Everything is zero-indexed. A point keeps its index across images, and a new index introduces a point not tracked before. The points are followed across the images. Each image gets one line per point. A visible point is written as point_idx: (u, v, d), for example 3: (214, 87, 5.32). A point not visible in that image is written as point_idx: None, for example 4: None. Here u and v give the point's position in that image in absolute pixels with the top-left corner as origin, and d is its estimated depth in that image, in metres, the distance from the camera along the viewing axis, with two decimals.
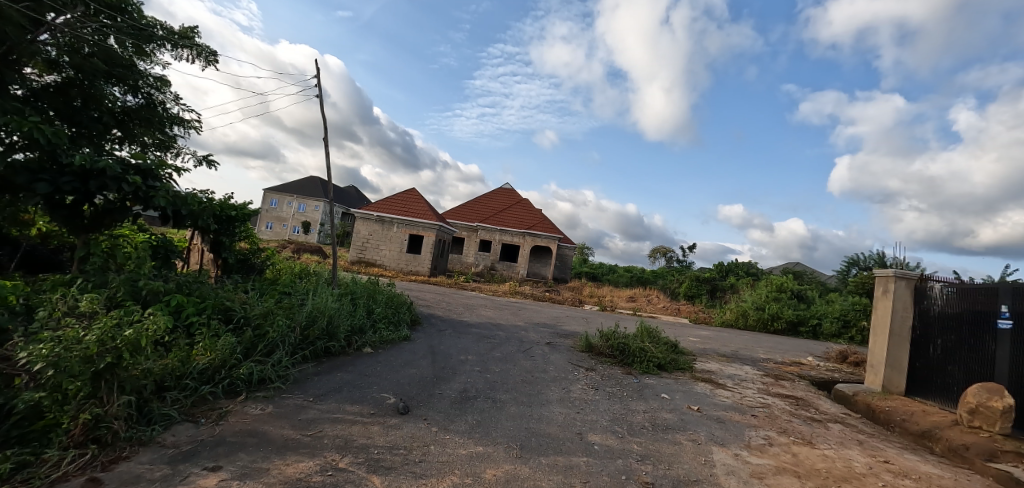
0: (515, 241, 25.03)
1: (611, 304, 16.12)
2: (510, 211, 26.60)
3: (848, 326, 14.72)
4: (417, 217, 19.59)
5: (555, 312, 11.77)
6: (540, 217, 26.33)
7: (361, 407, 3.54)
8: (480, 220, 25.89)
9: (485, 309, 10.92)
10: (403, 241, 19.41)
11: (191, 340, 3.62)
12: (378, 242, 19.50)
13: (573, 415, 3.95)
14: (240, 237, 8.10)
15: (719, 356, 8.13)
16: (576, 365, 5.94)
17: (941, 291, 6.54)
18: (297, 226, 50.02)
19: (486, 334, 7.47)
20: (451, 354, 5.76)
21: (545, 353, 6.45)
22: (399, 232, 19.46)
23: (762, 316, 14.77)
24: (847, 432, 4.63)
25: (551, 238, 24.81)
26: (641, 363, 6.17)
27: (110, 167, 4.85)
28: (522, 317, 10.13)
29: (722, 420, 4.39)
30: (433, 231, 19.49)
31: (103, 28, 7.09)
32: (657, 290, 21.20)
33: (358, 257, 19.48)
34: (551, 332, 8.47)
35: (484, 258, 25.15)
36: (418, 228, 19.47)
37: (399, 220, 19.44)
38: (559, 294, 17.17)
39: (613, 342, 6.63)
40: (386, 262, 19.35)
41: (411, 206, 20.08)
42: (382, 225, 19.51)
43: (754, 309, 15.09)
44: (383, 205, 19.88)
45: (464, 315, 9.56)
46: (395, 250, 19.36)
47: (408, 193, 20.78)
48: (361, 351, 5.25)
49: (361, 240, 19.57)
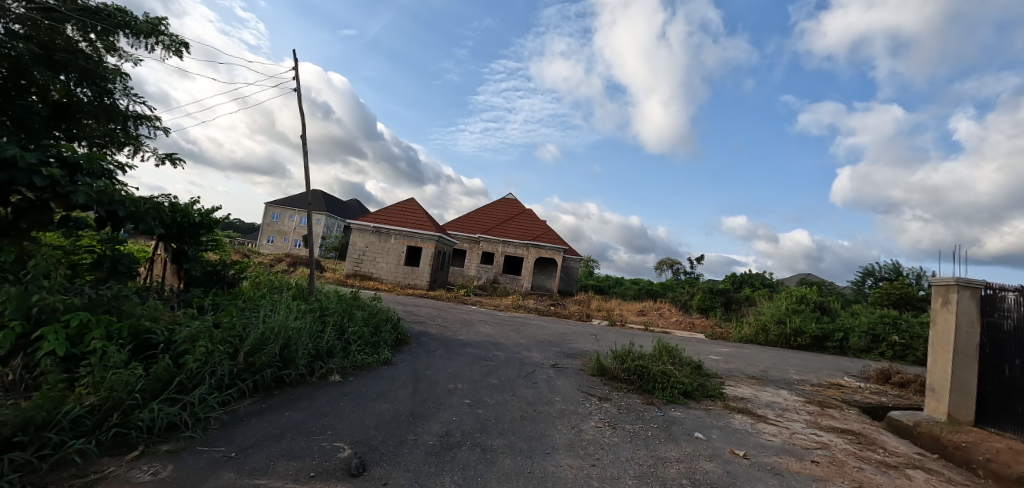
0: (519, 253, 24.13)
1: (621, 318, 15.08)
2: (513, 221, 25.70)
3: (877, 341, 13.73)
4: (415, 227, 18.72)
5: (561, 328, 10.76)
6: (544, 227, 25.41)
7: (299, 466, 2.60)
8: (482, 231, 25.02)
9: (484, 325, 9.96)
10: (401, 253, 18.50)
11: (75, 376, 2.76)
12: (375, 254, 18.56)
13: (587, 471, 2.99)
14: (208, 247, 7.22)
15: (749, 379, 7.15)
16: (587, 394, 4.99)
17: (1015, 302, 5.55)
18: (298, 240, 49.35)
19: (483, 354, 6.52)
20: (438, 382, 4.80)
21: (550, 379, 5.49)
22: (396, 243, 18.58)
23: (784, 331, 13.69)
24: (936, 485, 3.64)
25: (555, 250, 23.90)
26: (664, 390, 5.21)
27: (22, 156, 4.00)
28: (525, 334, 9.16)
29: (778, 470, 3.41)
30: (432, 242, 18.61)
31: (54, 12, 6.34)
32: (668, 303, 20.16)
33: (354, 270, 18.50)
34: (556, 351, 7.50)
35: (486, 271, 24.20)
36: (417, 239, 18.61)
37: (397, 231, 18.59)
38: (565, 308, 16.19)
39: (629, 365, 5.67)
40: (383, 275, 18.39)
41: (409, 217, 19.21)
42: (380, 236, 18.65)
43: (775, 323, 13.97)
44: (380, 216, 19.04)
45: (460, 332, 8.59)
46: (392, 263, 18.44)
47: (407, 203, 19.94)
48: (325, 381, 4.32)
49: (357, 252, 18.67)
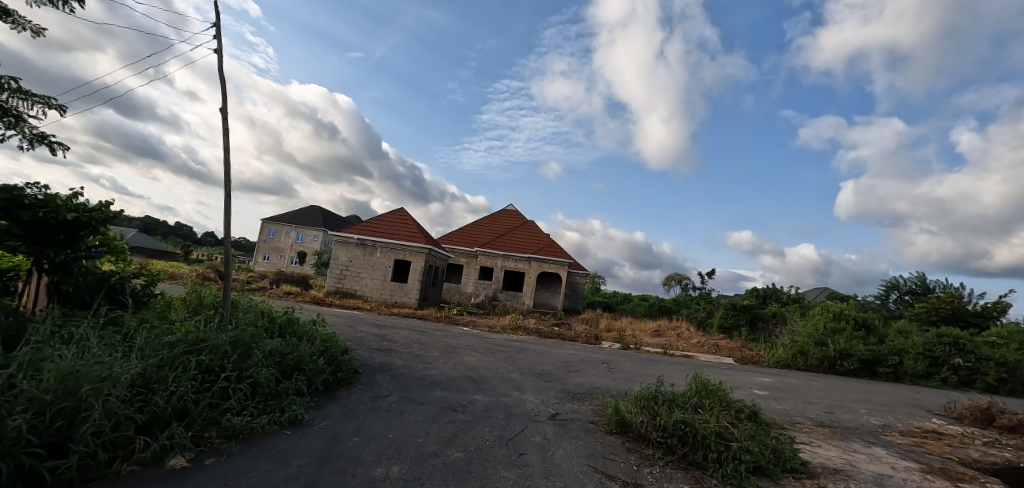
0: (519, 267, 22.30)
1: (634, 340, 13.14)
2: (513, 233, 23.89)
3: (937, 364, 11.86)
4: (402, 239, 16.89)
5: (565, 356, 8.86)
6: (547, 239, 23.58)
7: None
8: (480, 245, 23.24)
9: (470, 352, 8.11)
10: (387, 268, 16.64)
11: None
12: (359, 269, 16.75)
13: None
14: (97, 254, 5.53)
15: (822, 430, 5.28)
16: (606, 477, 3.16)
17: None
18: (293, 257, 47.71)
19: (456, 400, 4.69)
20: (364, 462, 2.97)
21: (549, 445, 3.66)
22: (382, 257, 16.74)
23: (827, 354, 11.70)
24: None
25: (559, 263, 22.04)
26: (724, 467, 3.42)
27: None
28: (520, 364, 7.30)
29: None
30: (422, 256, 16.74)
31: None
32: (684, 321, 18.21)
33: (335, 287, 16.64)
34: (559, 391, 5.64)
35: (485, 287, 22.30)
36: (405, 252, 16.75)
37: (383, 243, 16.76)
38: (570, 328, 14.27)
39: (664, 423, 3.86)
40: (367, 292, 16.49)
41: (397, 227, 17.45)
42: (365, 249, 16.83)
43: (816, 345, 11.99)
44: (366, 227, 17.30)
45: (436, 363, 6.75)
46: (378, 279, 16.57)
47: (395, 213, 18.24)
48: (146, 471, 2.55)
49: (340, 267, 16.86)
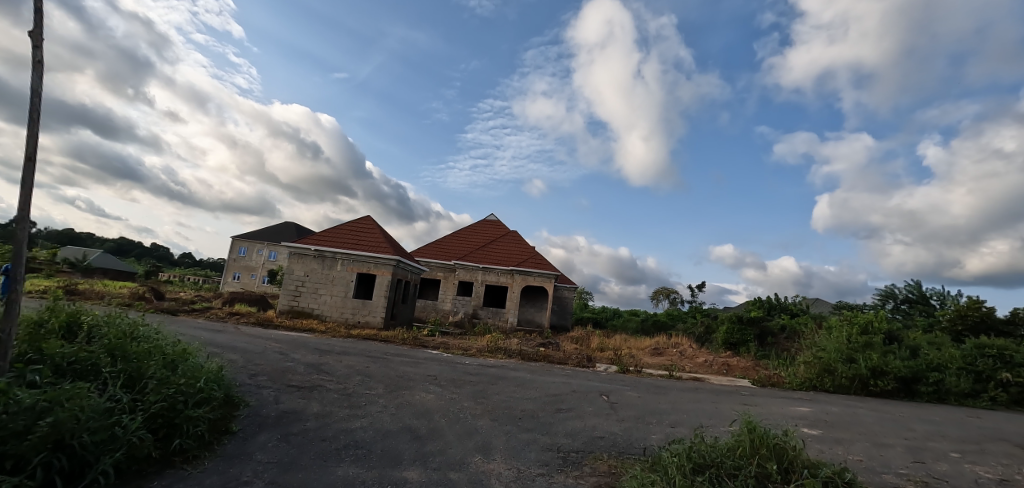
0: (501, 281, 20.41)
1: (633, 361, 11.30)
2: (495, 244, 22.02)
3: (982, 381, 10.32)
4: (367, 250, 14.83)
5: (553, 386, 6.98)
6: (531, 250, 21.77)
7: None
8: (458, 257, 21.33)
9: (429, 385, 6.18)
10: (349, 283, 14.56)
11: None
12: (317, 285, 14.66)
13: None
14: None
15: None
16: None
17: None
18: (265, 277, 45.02)
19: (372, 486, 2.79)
20: None
21: None
22: (343, 271, 14.67)
23: (859, 372, 10.03)
24: None
25: (545, 276, 20.22)
26: None
27: None
28: (494, 403, 5.42)
29: None
30: (389, 269, 14.67)
31: None
32: (684, 337, 16.48)
33: (290, 306, 14.53)
34: (549, 451, 3.80)
35: (464, 304, 20.29)
36: (369, 265, 14.69)
37: (344, 254, 14.70)
38: (559, 348, 12.39)
39: None
40: (326, 311, 14.39)
41: (361, 237, 15.41)
42: (323, 262, 14.77)
43: (845, 361, 10.32)
44: (325, 237, 15.27)
45: (374, 405, 4.83)
46: (338, 296, 14.48)
47: (360, 220, 16.19)
48: None
49: (295, 283, 14.77)
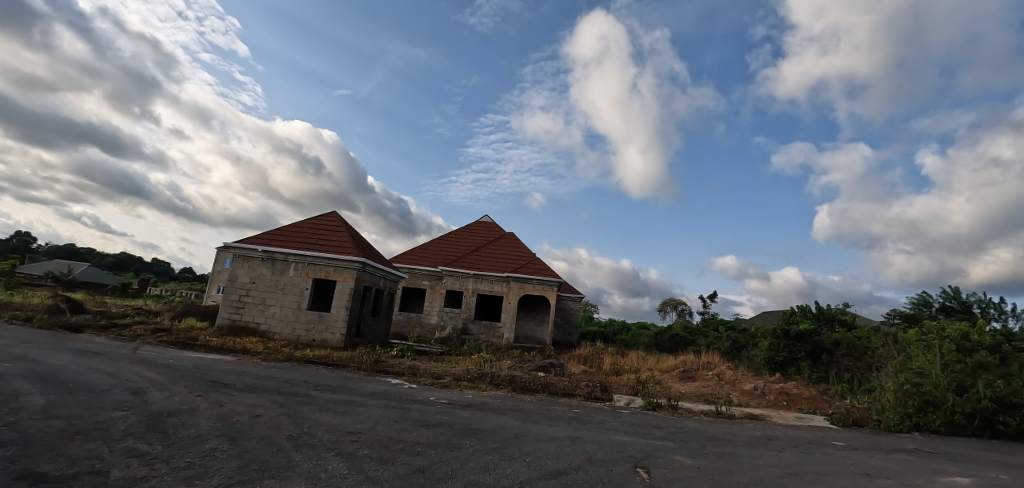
0: (494, 290, 17.64)
1: (662, 390, 8.52)
2: (487, 248, 19.23)
3: None
4: (325, 251, 12.08)
5: (556, 450, 4.21)
6: (528, 254, 18.99)
7: None
8: (446, 263, 18.58)
9: (328, 462, 3.43)
10: (302, 291, 11.80)
11: None
12: (263, 295, 11.91)
13: None
14: None
15: None
16: None
17: None
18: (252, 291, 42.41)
19: None
20: None
21: None
22: (296, 276, 11.92)
23: (982, 406, 7.31)
24: None
25: (546, 283, 17.45)
26: None
27: None
28: None
29: None
30: (351, 273, 11.90)
31: None
32: (715, 355, 13.71)
33: (230, 320, 11.79)
34: None
35: (452, 317, 17.47)
36: (328, 270, 11.93)
37: (297, 257, 11.97)
38: (563, 373, 9.64)
39: None
40: (274, 327, 11.64)
41: (320, 236, 12.67)
42: (273, 267, 12.04)
43: (958, 389, 7.58)
44: (277, 236, 12.55)
45: None
46: (289, 307, 11.72)
47: (321, 217, 13.45)
48: None
49: (238, 292, 12.03)
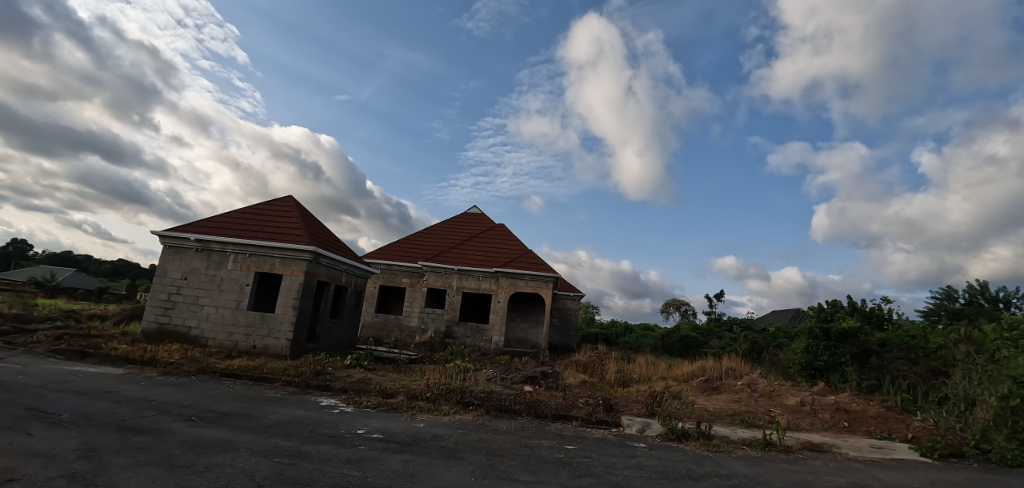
0: (481, 288, 15.64)
1: (684, 408, 6.53)
2: (474, 241, 17.22)
3: None
4: (269, 240, 10.07)
5: None
6: (519, 248, 16.98)
7: None
8: (427, 258, 16.57)
9: None
10: (242, 289, 9.81)
11: None
12: (196, 293, 9.89)
13: None
14: None
15: None
16: None
17: None
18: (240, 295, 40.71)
19: None
20: None
21: None
22: (235, 271, 9.93)
23: None
24: None
25: (539, 279, 15.46)
26: None
27: None
28: None
29: None
30: (300, 267, 9.87)
31: None
32: (737, 358, 11.72)
33: (156, 324, 9.78)
34: None
35: (434, 320, 15.58)
36: (272, 263, 9.93)
37: (236, 248, 9.97)
38: (556, 385, 7.65)
39: None
40: (208, 332, 9.64)
41: (268, 223, 10.66)
42: (209, 259, 10.04)
43: None
44: (216, 224, 10.54)
45: None
46: (226, 308, 9.72)
47: (273, 202, 11.44)
48: None
49: (166, 290, 10.02)
